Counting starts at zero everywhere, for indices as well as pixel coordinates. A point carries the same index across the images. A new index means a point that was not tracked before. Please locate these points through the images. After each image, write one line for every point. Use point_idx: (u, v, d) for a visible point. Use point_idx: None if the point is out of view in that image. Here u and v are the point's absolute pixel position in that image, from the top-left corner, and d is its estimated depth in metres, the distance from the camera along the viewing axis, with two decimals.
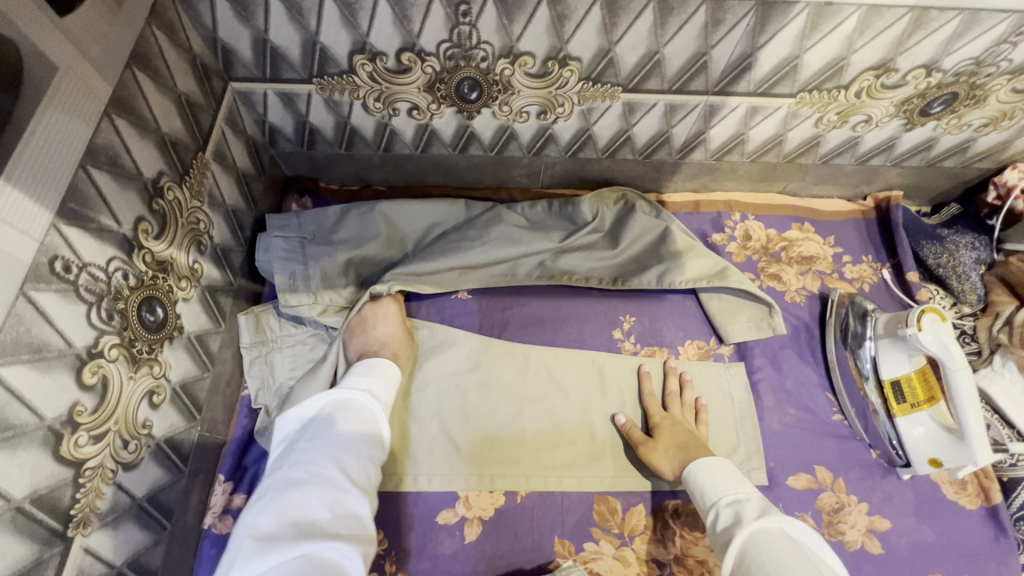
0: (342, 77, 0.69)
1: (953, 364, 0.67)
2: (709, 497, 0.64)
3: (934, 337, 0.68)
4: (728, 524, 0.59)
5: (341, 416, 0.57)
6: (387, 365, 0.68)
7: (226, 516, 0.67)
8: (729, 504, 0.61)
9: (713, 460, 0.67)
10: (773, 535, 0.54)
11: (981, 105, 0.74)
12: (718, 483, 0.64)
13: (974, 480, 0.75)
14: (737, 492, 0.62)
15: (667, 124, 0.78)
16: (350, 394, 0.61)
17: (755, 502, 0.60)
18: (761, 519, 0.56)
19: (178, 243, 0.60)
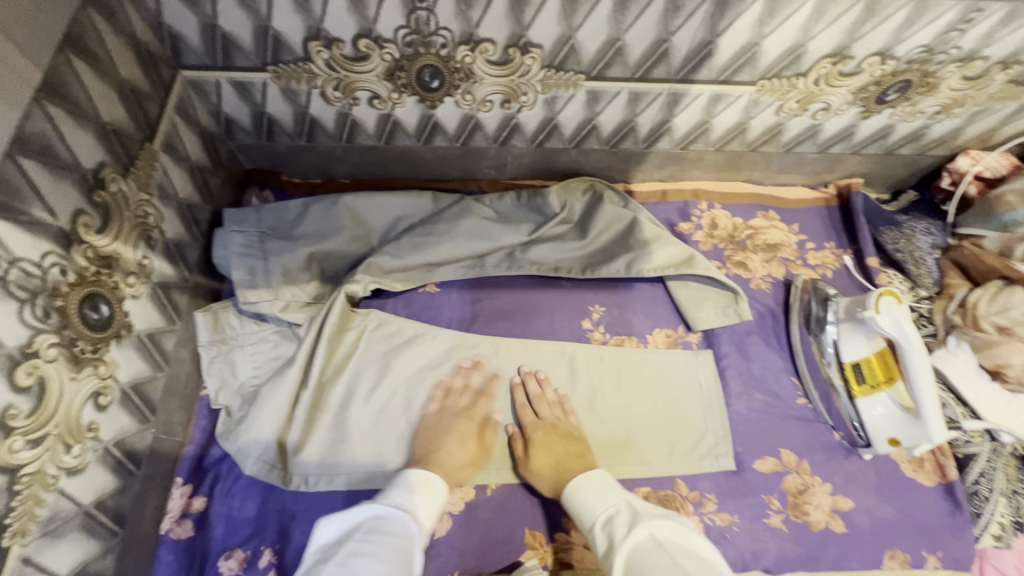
0: (298, 65, 0.67)
1: (908, 347, 0.69)
2: (588, 517, 0.63)
3: (890, 321, 0.70)
4: (607, 546, 0.58)
5: (378, 538, 0.55)
6: (434, 480, 0.66)
7: (185, 520, 0.67)
8: (605, 522, 0.60)
9: (587, 474, 0.67)
10: (650, 545, 0.54)
11: (934, 92, 0.76)
12: (602, 496, 0.64)
13: (931, 457, 0.77)
14: (602, 508, 0.62)
15: (631, 113, 0.78)
16: (391, 516, 0.58)
17: (625, 513, 0.60)
18: (633, 532, 0.56)
19: (125, 238, 0.57)
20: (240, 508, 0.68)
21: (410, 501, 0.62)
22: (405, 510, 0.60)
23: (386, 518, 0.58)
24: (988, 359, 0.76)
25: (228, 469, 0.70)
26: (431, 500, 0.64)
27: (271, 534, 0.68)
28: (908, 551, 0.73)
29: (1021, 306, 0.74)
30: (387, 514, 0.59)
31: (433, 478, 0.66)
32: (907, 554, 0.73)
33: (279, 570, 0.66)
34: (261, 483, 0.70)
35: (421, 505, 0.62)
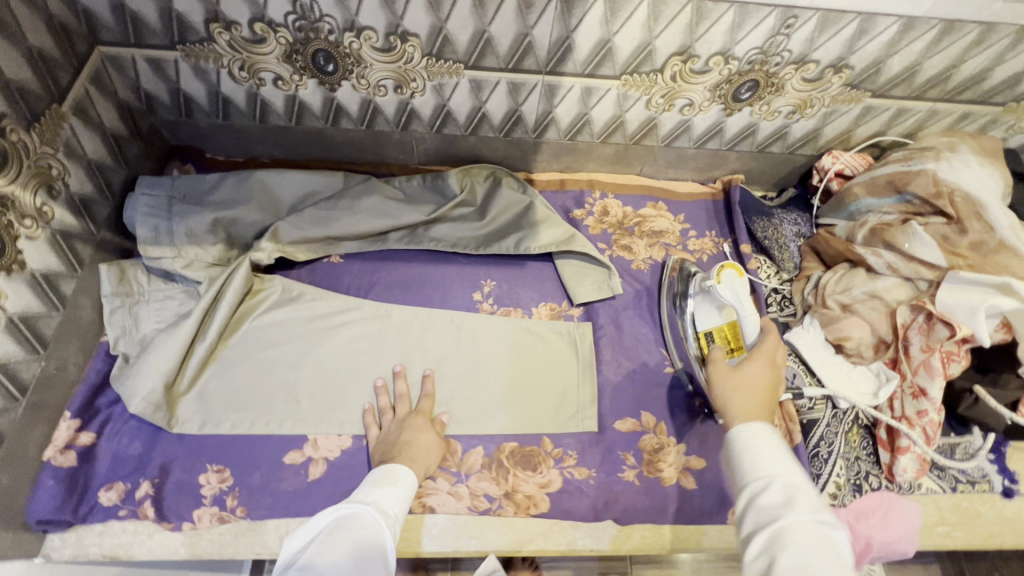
0: (203, 45, 0.75)
1: (744, 313, 0.80)
2: (752, 469, 0.58)
3: (728, 290, 0.82)
4: (775, 505, 0.54)
5: (344, 534, 0.58)
6: (399, 470, 0.69)
7: (69, 450, 0.71)
8: (783, 487, 0.55)
9: (766, 428, 0.61)
10: (817, 535, 0.50)
11: (782, 92, 0.85)
12: (768, 455, 0.58)
13: (781, 423, 0.83)
14: (789, 469, 0.57)
15: (515, 102, 0.86)
16: (352, 510, 0.62)
17: (810, 492, 0.54)
18: (815, 513, 0.52)
19: (23, 182, 0.64)
20: (127, 446, 0.74)
21: (374, 494, 0.65)
22: (368, 502, 0.63)
23: (351, 516, 0.61)
24: (832, 333, 0.83)
25: (120, 410, 0.75)
26: (398, 489, 0.67)
27: (152, 469, 0.73)
28: None
29: (861, 285, 0.83)
30: (352, 510, 0.62)
31: (400, 471, 0.69)
32: None
33: (156, 501, 0.72)
34: (149, 424, 0.75)
35: (384, 495, 0.65)
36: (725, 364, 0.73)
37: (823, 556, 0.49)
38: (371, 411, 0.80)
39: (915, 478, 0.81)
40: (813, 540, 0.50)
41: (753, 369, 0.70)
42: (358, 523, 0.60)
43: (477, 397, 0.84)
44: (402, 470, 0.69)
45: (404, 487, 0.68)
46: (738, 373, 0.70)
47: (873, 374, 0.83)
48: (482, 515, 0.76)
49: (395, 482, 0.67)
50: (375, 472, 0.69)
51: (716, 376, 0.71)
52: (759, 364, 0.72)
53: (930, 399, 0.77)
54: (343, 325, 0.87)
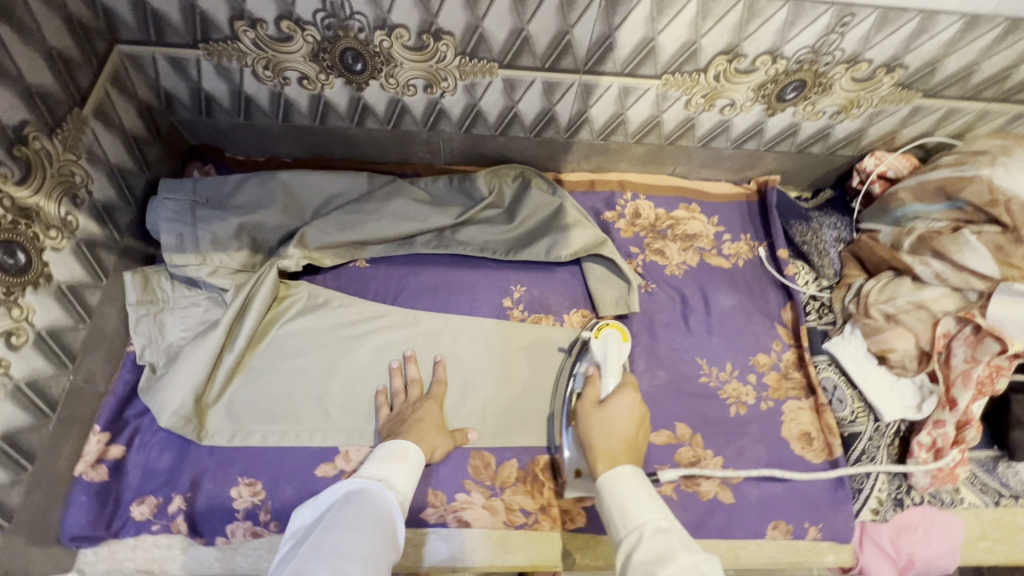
0: (227, 44, 0.72)
1: (606, 373, 0.76)
2: (628, 522, 0.57)
3: (602, 347, 0.79)
4: (648, 556, 0.53)
5: (359, 508, 0.57)
6: (409, 448, 0.68)
7: (100, 465, 0.70)
8: (652, 536, 0.54)
9: (632, 472, 0.62)
10: (693, 569, 0.50)
11: (829, 92, 0.81)
12: (632, 502, 0.59)
13: (820, 437, 0.81)
14: (656, 514, 0.57)
15: (548, 102, 0.83)
16: (364, 486, 0.61)
17: (680, 533, 0.55)
18: (686, 554, 0.51)
19: (47, 192, 0.61)
20: (157, 459, 0.72)
21: (386, 470, 0.64)
22: (380, 479, 0.62)
23: (364, 490, 0.60)
24: (875, 344, 0.81)
25: (149, 422, 0.74)
26: (407, 467, 0.66)
27: (183, 483, 0.72)
28: (790, 522, 0.77)
29: (906, 295, 0.80)
30: (360, 486, 0.61)
31: (410, 446, 0.68)
32: (789, 524, 0.77)
33: (188, 516, 0.70)
34: (179, 437, 0.73)
35: (392, 471, 0.64)
36: (594, 402, 0.72)
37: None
38: (384, 391, 0.80)
39: (928, 489, 0.78)
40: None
41: (622, 403, 0.70)
42: (369, 498, 0.59)
43: (510, 407, 0.82)
44: (411, 447, 0.68)
45: (414, 463, 0.67)
46: (606, 408, 0.70)
47: (916, 387, 0.80)
48: (517, 529, 0.75)
49: (405, 458, 0.66)
50: (382, 448, 0.68)
51: (586, 415, 0.71)
52: (623, 399, 0.71)
53: (954, 411, 0.75)
54: (372, 332, 0.85)
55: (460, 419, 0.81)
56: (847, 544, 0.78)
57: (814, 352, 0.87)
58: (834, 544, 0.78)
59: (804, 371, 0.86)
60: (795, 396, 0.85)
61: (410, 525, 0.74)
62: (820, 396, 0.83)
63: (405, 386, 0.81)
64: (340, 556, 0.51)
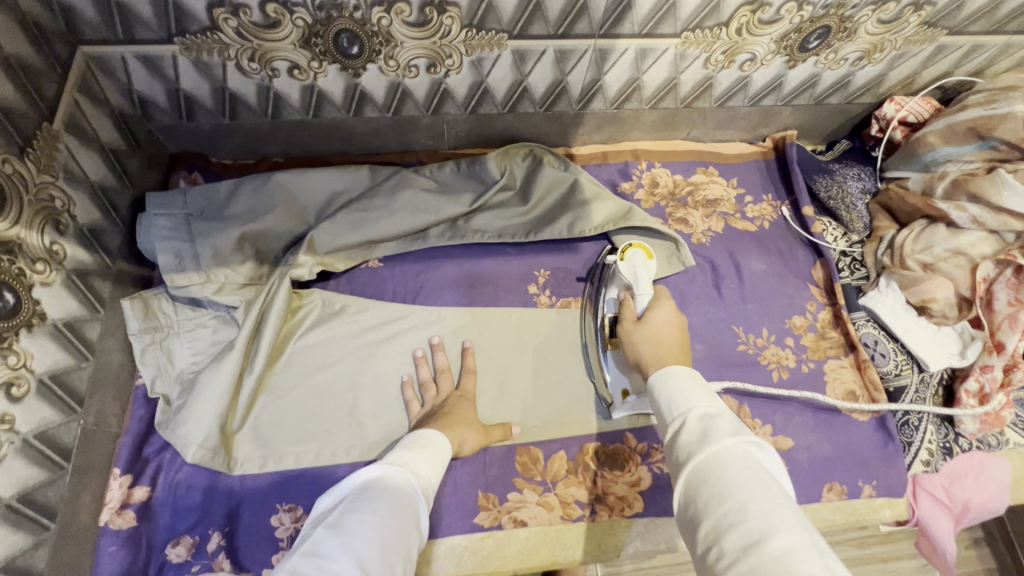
0: (207, 35, 0.64)
1: (638, 292, 0.70)
2: (673, 408, 0.50)
3: (631, 268, 0.73)
4: (694, 439, 0.46)
5: (377, 491, 0.51)
6: (434, 437, 0.64)
7: (126, 510, 0.64)
8: (699, 420, 0.47)
9: (684, 369, 0.54)
10: (742, 456, 0.43)
11: (853, 37, 0.77)
12: (681, 391, 0.51)
13: (865, 392, 0.80)
14: (704, 398, 0.49)
15: (561, 72, 0.77)
16: (387, 472, 0.55)
17: (729, 416, 0.47)
18: (738, 437, 0.44)
19: (27, 222, 0.54)
20: (187, 494, 0.67)
21: (410, 456, 0.59)
22: (402, 464, 0.56)
23: (384, 476, 0.54)
24: (915, 296, 0.80)
25: (172, 457, 0.68)
26: (431, 453, 0.61)
27: (219, 516, 0.67)
28: (846, 482, 0.76)
29: (943, 243, 0.78)
30: (383, 472, 0.54)
31: (432, 434, 0.64)
32: (844, 485, 0.76)
33: (229, 552, 0.66)
34: (206, 469, 0.68)
35: (417, 458, 0.59)
36: (633, 320, 0.68)
37: (764, 476, 0.42)
38: (413, 383, 0.76)
39: (977, 435, 0.78)
40: (742, 462, 0.43)
41: (662, 314, 0.66)
42: (394, 485, 0.53)
43: (548, 397, 0.79)
44: (436, 435, 0.64)
45: (440, 454, 0.62)
46: (648, 321, 0.66)
47: (958, 334, 0.80)
48: (575, 523, 0.73)
49: (430, 447, 0.62)
50: (406, 437, 0.64)
51: (627, 335, 0.67)
52: (663, 311, 0.66)
53: (1002, 355, 0.75)
54: (396, 335, 0.80)
55: (491, 413, 0.77)
56: (902, 498, 0.77)
57: (851, 309, 0.85)
58: (890, 500, 0.76)
59: (842, 329, 0.84)
60: (834, 355, 0.82)
61: (463, 532, 0.71)
62: (861, 352, 0.81)
63: (434, 378, 0.77)
64: (356, 540, 0.45)
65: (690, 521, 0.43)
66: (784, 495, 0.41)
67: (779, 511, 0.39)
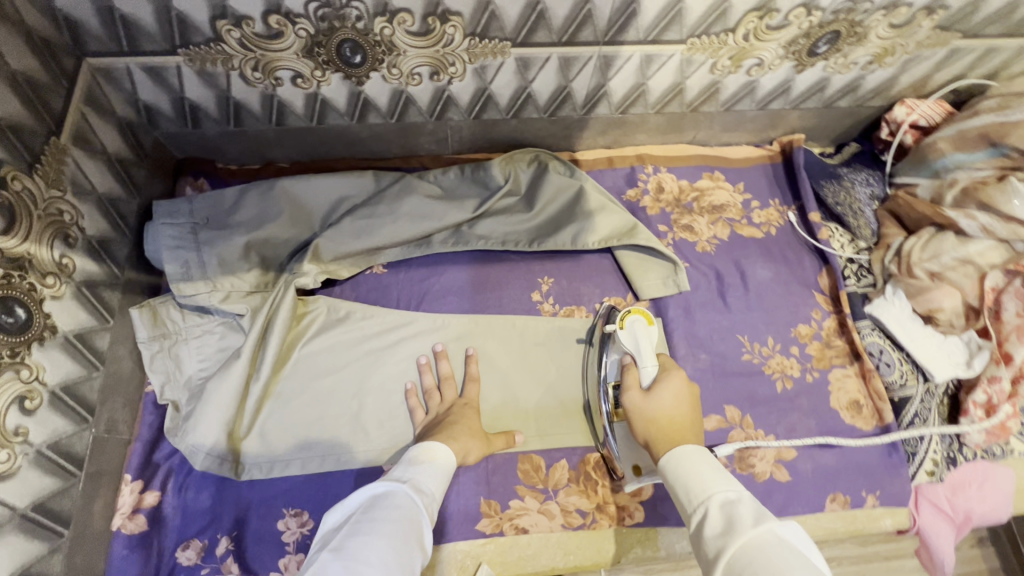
0: (210, 47, 0.64)
1: (642, 362, 0.70)
2: (693, 497, 0.52)
3: (631, 336, 0.73)
4: (720, 532, 0.48)
5: (382, 511, 0.53)
6: (438, 447, 0.65)
7: (137, 515, 0.66)
8: (720, 511, 0.49)
9: (694, 449, 0.57)
10: (769, 542, 0.44)
11: (863, 42, 0.75)
12: (695, 476, 0.54)
13: (869, 403, 0.80)
14: (721, 486, 0.52)
15: (565, 79, 0.76)
16: (390, 489, 0.57)
17: (751, 502, 0.49)
18: (761, 522, 0.46)
19: (37, 237, 0.55)
20: (196, 499, 0.69)
21: (414, 472, 0.61)
22: (406, 480, 0.59)
23: (388, 493, 0.56)
24: (921, 305, 0.79)
25: (181, 462, 0.70)
26: (436, 467, 0.63)
27: (228, 521, 0.69)
28: (848, 492, 0.76)
29: (951, 251, 0.78)
30: (387, 489, 0.57)
31: (437, 447, 0.65)
32: (847, 495, 0.76)
33: (237, 556, 0.68)
34: (213, 475, 0.70)
35: (422, 472, 0.61)
36: (639, 390, 0.67)
37: (795, 562, 0.42)
38: (416, 391, 0.77)
39: (982, 445, 0.78)
40: (771, 548, 0.43)
41: (668, 385, 0.66)
42: (397, 502, 0.55)
43: (551, 404, 0.79)
44: (439, 446, 0.65)
45: (445, 467, 0.64)
46: (656, 394, 0.65)
47: (964, 343, 0.79)
48: (577, 531, 0.74)
49: (434, 459, 0.63)
50: (411, 450, 0.65)
51: (634, 407, 0.66)
52: (669, 383, 0.67)
53: (1009, 366, 0.75)
54: (400, 342, 0.80)
55: (494, 420, 0.78)
56: (904, 507, 0.77)
57: (856, 317, 0.84)
58: (891, 509, 0.76)
59: (847, 337, 0.83)
60: (839, 364, 0.82)
61: (466, 538, 0.72)
62: (866, 361, 0.81)
63: (437, 384, 0.78)
64: (356, 562, 0.47)
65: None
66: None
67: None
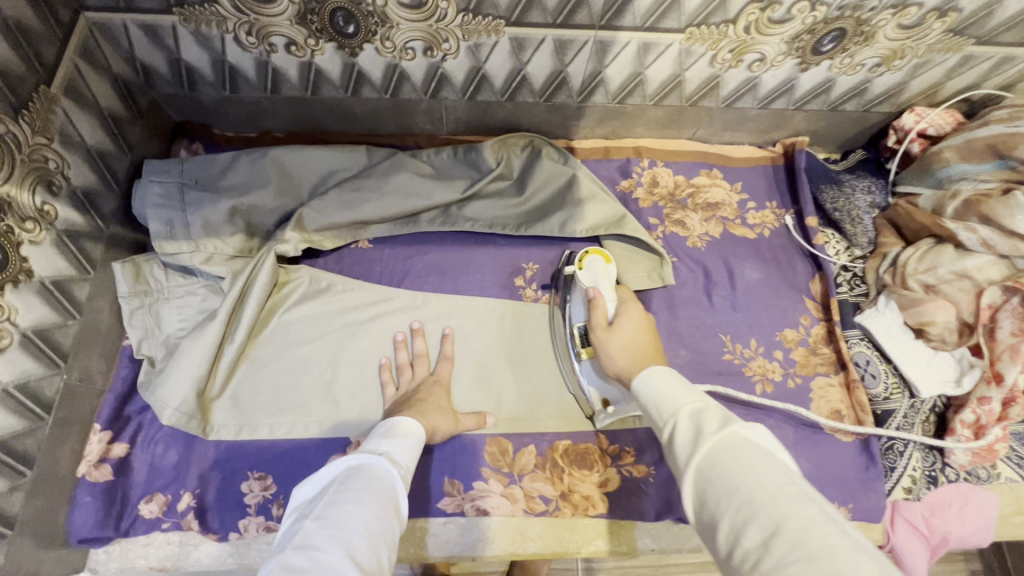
0: (204, 7, 0.65)
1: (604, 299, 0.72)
2: (662, 412, 0.51)
3: (589, 276, 0.75)
4: (689, 441, 0.47)
5: (360, 481, 0.51)
6: (409, 423, 0.65)
7: (104, 465, 0.67)
8: (688, 419, 0.48)
9: (659, 369, 0.56)
10: (737, 444, 0.44)
11: (870, 42, 0.73)
12: (664, 392, 0.53)
13: (851, 413, 0.78)
14: (687, 396, 0.51)
15: (560, 63, 0.75)
16: (367, 461, 0.55)
17: (716, 408, 0.49)
18: (727, 427, 0.45)
19: (18, 181, 0.56)
20: (163, 455, 0.69)
21: (386, 445, 0.60)
22: (382, 452, 0.57)
23: (363, 465, 0.54)
24: (913, 317, 0.76)
25: (152, 418, 0.70)
26: (408, 440, 0.62)
27: (191, 479, 0.69)
28: None
29: (948, 264, 0.74)
30: (364, 460, 0.55)
31: (409, 422, 0.65)
32: None
33: (198, 513, 0.68)
34: (182, 433, 0.70)
35: (398, 445, 0.60)
36: (603, 326, 0.69)
37: (762, 461, 0.42)
38: (390, 366, 0.77)
39: (966, 467, 0.75)
40: (739, 453, 0.43)
41: (626, 316, 0.68)
42: (374, 475, 0.53)
43: (524, 390, 0.79)
44: (411, 423, 0.65)
45: (417, 440, 0.63)
46: (616, 328, 0.67)
47: (955, 359, 0.77)
48: (538, 517, 0.73)
49: (408, 434, 0.62)
50: (382, 427, 0.64)
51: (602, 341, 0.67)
52: (628, 313, 0.69)
53: (1001, 386, 0.71)
54: (378, 317, 0.80)
55: (464, 402, 0.77)
56: (877, 522, 0.75)
57: (845, 326, 0.82)
58: (864, 524, 0.75)
59: (834, 346, 0.81)
60: (824, 372, 0.80)
61: (426, 515, 0.72)
62: (851, 371, 0.79)
63: (410, 361, 0.78)
64: (344, 530, 0.45)
65: (706, 522, 0.43)
66: (783, 473, 0.42)
67: (786, 496, 0.40)
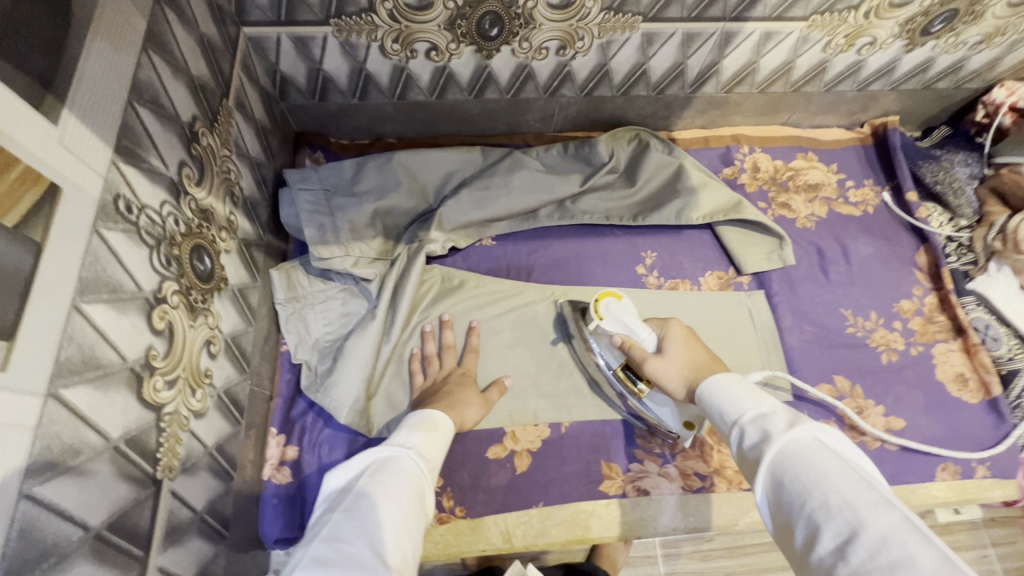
0: (361, 17, 0.67)
1: (640, 334, 0.67)
2: (729, 414, 0.49)
3: (614, 321, 0.70)
4: (755, 443, 0.45)
5: (387, 476, 0.48)
6: (438, 419, 0.61)
7: (283, 467, 0.69)
8: (753, 419, 0.46)
9: (729, 374, 0.54)
10: (810, 443, 0.41)
11: (978, 21, 0.77)
12: (729, 398, 0.51)
13: (975, 376, 0.81)
14: (755, 396, 0.49)
15: (682, 56, 0.79)
16: (394, 454, 0.52)
17: (784, 411, 0.46)
18: (791, 429, 0.43)
19: (215, 191, 0.58)
20: (329, 455, 0.70)
21: (414, 438, 0.56)
22: (409, 445, 0.54)
23: (390, 459, 0.51)
24: None
25: (316, 420, 0.72)
26: (435, 435, 0.58)
27: None
28: (959, 463, 0.77)
29: None
30: (390, 453, 0.52)
31: (438, 417, 0.61)
32: (957, 465, 0.77)
33: None
34: (347, 431, 0.71)
35: (423, 439, 0.56)
36: (651, 355, 0.66)
37: (835, 463, 0.39)
38: (419, 356, 0.76)
39: None
40: (816, 455, 0.40)
41: (674, 335, 0.67)
42: (402, 468, 0.50)
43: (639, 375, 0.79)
44: (440, 418, 0.61)
45: (444, 436, 0.60)
46: (667, 352, 0.65)
47: None
48: (696, 493, 0.75)
49: (435, 430, 0.59)
50: (411, 418, 0.61)
51: (653, 364, 0.65)
52: (671, 335, 0.67)
53: None
54: (512, 311, 0.82)
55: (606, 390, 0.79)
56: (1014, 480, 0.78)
57: (960, 293, 0.86)
58: (1000, 480, 0.77)
59: (950, 313, 0.84)
60: (943, 339, 0.83)
61: (588, 498, 0.74)
62: (971, 336, 0.82)
63: (438, 353, 0.77)
64: (372, 523, 0.43)
65: (784, 526, 0.40)
66: (866, 478, 0.38)
67: (864, 501, 0.36)
